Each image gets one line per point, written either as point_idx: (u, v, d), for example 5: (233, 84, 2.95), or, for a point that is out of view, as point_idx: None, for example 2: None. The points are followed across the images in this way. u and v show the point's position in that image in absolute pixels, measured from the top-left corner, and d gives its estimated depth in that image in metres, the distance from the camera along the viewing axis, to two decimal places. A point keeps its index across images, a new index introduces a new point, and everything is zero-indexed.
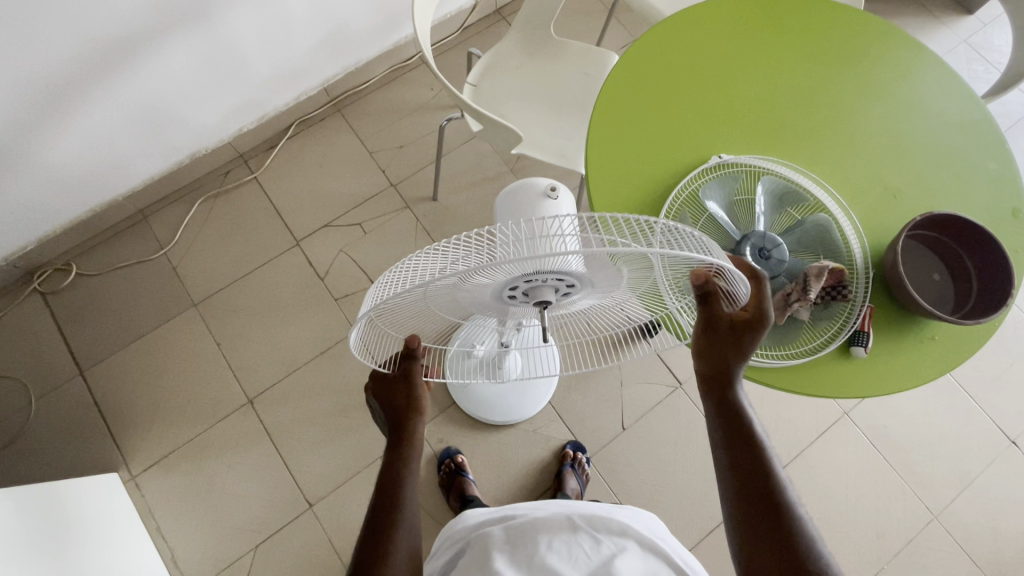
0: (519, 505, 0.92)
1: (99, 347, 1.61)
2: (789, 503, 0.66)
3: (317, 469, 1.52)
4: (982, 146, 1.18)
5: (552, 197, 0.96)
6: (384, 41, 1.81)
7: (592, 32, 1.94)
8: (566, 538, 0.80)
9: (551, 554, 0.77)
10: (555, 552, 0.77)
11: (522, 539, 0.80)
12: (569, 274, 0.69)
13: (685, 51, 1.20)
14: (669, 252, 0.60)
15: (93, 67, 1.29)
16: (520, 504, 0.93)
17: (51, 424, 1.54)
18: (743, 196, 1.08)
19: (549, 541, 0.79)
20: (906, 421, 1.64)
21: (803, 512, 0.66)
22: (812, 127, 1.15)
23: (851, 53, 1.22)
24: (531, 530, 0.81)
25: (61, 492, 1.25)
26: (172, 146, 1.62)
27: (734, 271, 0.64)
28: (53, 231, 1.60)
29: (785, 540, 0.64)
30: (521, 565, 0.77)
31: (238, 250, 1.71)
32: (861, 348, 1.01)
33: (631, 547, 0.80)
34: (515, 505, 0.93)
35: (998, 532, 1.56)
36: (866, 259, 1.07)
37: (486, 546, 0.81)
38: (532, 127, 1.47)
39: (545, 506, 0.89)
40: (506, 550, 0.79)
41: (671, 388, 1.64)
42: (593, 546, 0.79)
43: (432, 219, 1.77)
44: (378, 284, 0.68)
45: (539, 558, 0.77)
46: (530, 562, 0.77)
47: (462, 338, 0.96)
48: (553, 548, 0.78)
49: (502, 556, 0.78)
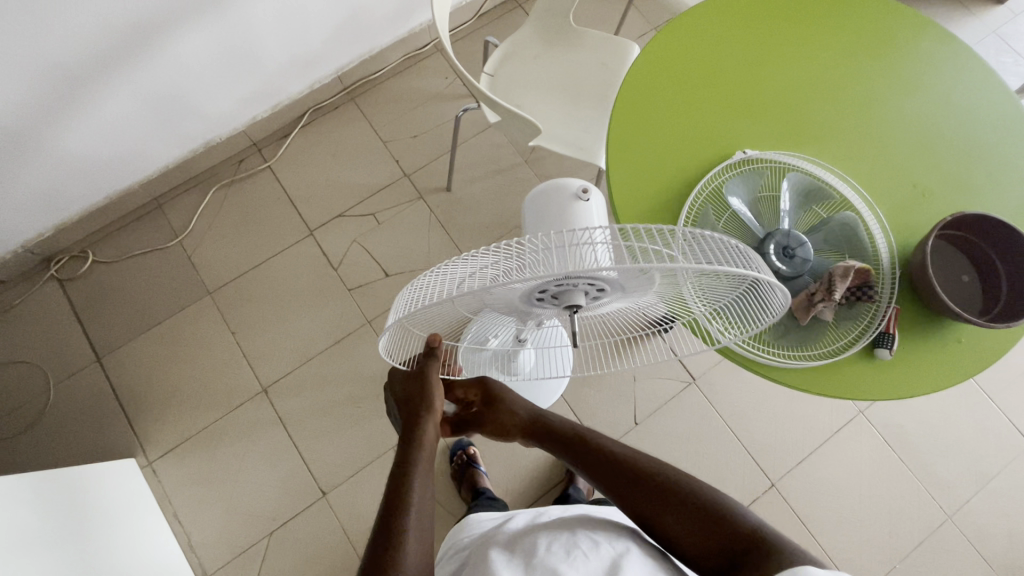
0: (518, 514, 0.93)
1: (114, 334, 1.61)
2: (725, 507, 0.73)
3: (331, 458, 1.52)
4: (1013, 144, 1.15)
5: (584, 199, 0.93)
6: (399, 28, 1.78)
7: (610, 19, 1.90)
8: (565, 541, 0.79)
9: (551, 554, 0.76)
10: (553, 553, 0.76)
11: (522, 545, 0.80)
12: (601, 281, 0.68)
13: (709, 45, 1.17)
14: (703, 266, 0.59)
15: (108, 56, 1.27)
16: (519, 513, 0.94)
17: (68, 410, 1.55)
18: (768, 193, 1.05)
19: (548, 543, 0.78)
20: (923, 420, 1.63)
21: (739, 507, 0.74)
22: (840, 121, 1.12)
23: (882, 49, 1.19)
24: (529, 535, 0.81)
25: (82, 478, 1.26)
26: (186, 134, 1.61)
27: (771, 280, 0.64)
28: (68, 218, 1.59)
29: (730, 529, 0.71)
30: (520, 566, 0.76)
31: (251, 239, 1.70)
32: (886, 350, 0.99)
33: (632, 550, 0.79)
34: (515, 514, 0.95)
35: (1012, 533, 1.55)
36: (893, 260, 1.04)
37: (485, 553, 0.81)
38: (550, 118, 1.44)
39: (543, 514, 0.90)
40: (505, 555, 0.79)
41: (684, 384, 1.63)
42: (592, 547, 0.78)
43: (446, 210, 1.75)
44: (407, 293, 0.69)
45: (538, 557, 0.76)
46: (528, 562, 0.76)
47: (474, 333, 0.91)
48: (552, 548, 0.77)
49: (500, 558, 0.77)
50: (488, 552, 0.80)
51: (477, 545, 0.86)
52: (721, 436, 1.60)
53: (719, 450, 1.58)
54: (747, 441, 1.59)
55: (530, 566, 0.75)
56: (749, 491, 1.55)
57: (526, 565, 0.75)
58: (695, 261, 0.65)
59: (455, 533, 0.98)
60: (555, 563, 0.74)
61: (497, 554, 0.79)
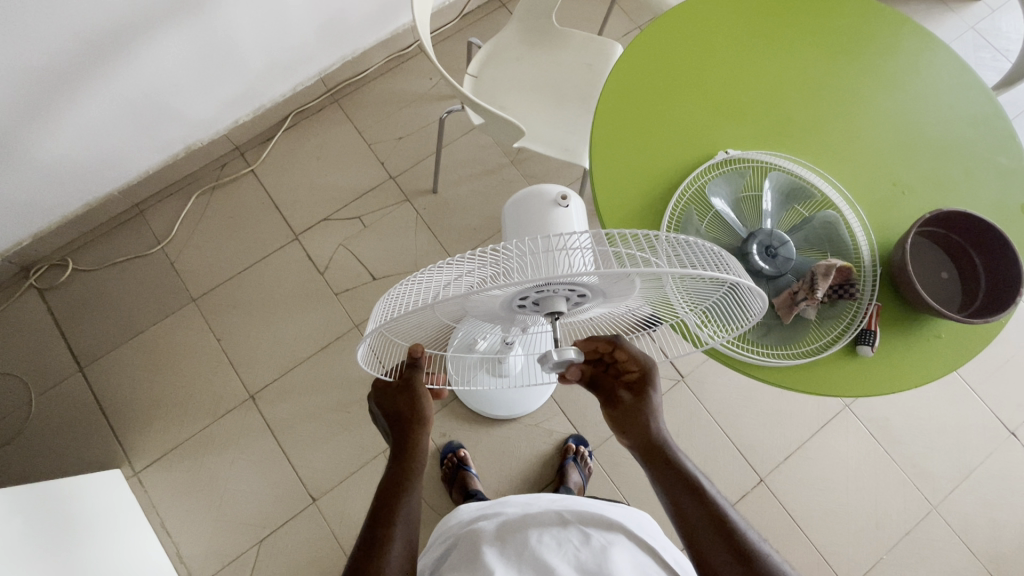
0: (509, 502, 0.93)
1: (98, 343, 1.60)
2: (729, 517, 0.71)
3: (320, 464, 1.52)
4: (991, 140, 1.16)
5: (563, 204, 0.94)
6: (381, 29, 1.77)
7: (593, 19, 1.90)
8: (555, 533, 0.79)
9: (542, 547, 0.77)
10: (547, 545, 0.77)
11: (512, 535, 0.80)
12: (582, 286, 0.67)
13: (690, 44, 1.18)
14: (679, 269, 0.58)
15: (85, 61, 1.26)
16: (510, 501, 0.94)
17: (51, 421, 1.53)
18: (750, 193, 1.06)
19: (539, 535, 0.79)
20: (907, 413, 1.65)
21: (741, 521, 0.72)
22: (820, 120, 1.13)
23: (860, 48, 1.20)
24: (520, 524, 0.81)
25: (67, 491, 1.25)
26: (167, 139, 1.59)
27: (748, 283, 0.64)
28: (47, 226, 1.57)
29: (734, 539, 0.70)
30: (509, 558, 0.76)
31: (236, 245, 1.69)
32: (868, 347, 1.00)
33: (620, 541, 0.80)
34: (506, 501, 0.95)
35: (995, 522, 1.57)
36: (874, 257, 1.05)
37: (475, 541, 0.80)
38: (533, 120, 1.44)
39: (535, 503, 0.90)
40: (495, 545, 0.79)
41: (673, 382, 1.64)
42: (582, 540, 0.78)
43: (432, 212, 1.75)
44: (387, 303, 0.69)
45: (531, 551, 0.76)
46: (519, 556, 0.76)
47: (460, 338, 0.87)
48: (544, 542, 0.78)
49: (491, 549, 0.78)
50: (478, 540, 0.80)
51: (465, 530, 0.86)
52: (710, 433, 1.61)
53: (708, 446, 1.60)
54: (735, 437, 1.61)
55: (523, 561, 0.75)
56: (738, 487, 1.57)
57: (517, 558, 0.76)
58: (673, 265, 0.65)
59: (446, 521, 0.99)
60: (546, 557, 0.75)
61: (487, 543, 0.79)
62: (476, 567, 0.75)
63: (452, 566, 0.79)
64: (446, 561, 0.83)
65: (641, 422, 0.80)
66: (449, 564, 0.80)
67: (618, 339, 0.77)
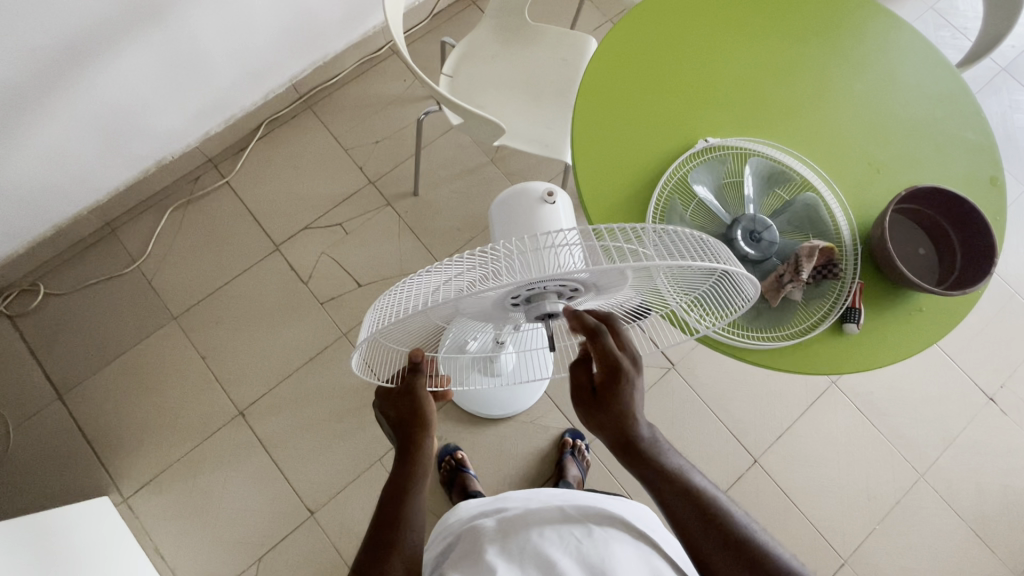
0: (509, 497, 0.92)
1: (75, 369, 1.55)
2: (723, 508, 0.70)
3: (316, 475, 1.50)
4: (958, 115, 1.19)
5: (549, 201, 0.96)
6: (352, 32, 1.74)
7: (564, 14, 1.91)
8: (557, 529, 0.78)
9: (544, 541, 0.75)
10: (548, 543, 0.75)
11: (512, 532, 0.78)
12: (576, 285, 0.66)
13: (663, 35, 1.18)
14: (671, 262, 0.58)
15: (44, 78, 1.22)
16: (510, 496, 0.93)
17: (32, 451, 1.49)
18: (732, 179, 1.08)
19: (541, 532, 0.77)
20: (892, 386, 1.69)
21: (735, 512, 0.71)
22: (792, 105, 1.15)
23: (828, 31, 1.22)
24: (522, 520, 0.80)
25: (51, 524, 1.21)
26: (137, 153, 1.55)
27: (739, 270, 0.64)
28: (15, 251, 1.53)
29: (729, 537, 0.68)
30: (511, 556, 0.74)
31: (215, 259, 1.66)
32: (854, 324, 1.02)
33: (621, 537, 0.79)
34: (507, 496, 0.93)
35: (980, 487, 1.63)
36: (854, 236, 1.07)
37: (475, 540, 0.78)
38: (512, 118, 1.44)
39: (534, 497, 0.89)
40: (496, 541, 0.77)
41: (665, 369, 1.65)
42: (585, 537, 0.77)
43: (414, 214, 1.74)
44: (376, 311, 0.68)
45: (531, 548, 0.74)
46: (521, 553, 0.74)
47: (451, 339, 0.86)
48: (545, 536, 0.76)
49: (493, 546, 0.76)
50: (480, 536, 0.79)
51: (464, 529, 0.84)
52: (703, 419, 1.63)
53: (703, 431, 1.62)
54: (728, 421, 1.63)
55: (525, 558, 0.73)
56: (733, 469, 1.59)
57: (520, 556, 0.74)
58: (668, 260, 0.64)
59: (446, 517, 0.97)
60: (549, 555, 0.73)
61: (490, 539, 0.78)
62: (477, 562, 0.73)
63: (453, 563, 0.77)
64: (447, 557, 0.82)
65: (621, 420, 0.72)
66: (450, 561, 0.78)
67: (601, 333, 0.67)
